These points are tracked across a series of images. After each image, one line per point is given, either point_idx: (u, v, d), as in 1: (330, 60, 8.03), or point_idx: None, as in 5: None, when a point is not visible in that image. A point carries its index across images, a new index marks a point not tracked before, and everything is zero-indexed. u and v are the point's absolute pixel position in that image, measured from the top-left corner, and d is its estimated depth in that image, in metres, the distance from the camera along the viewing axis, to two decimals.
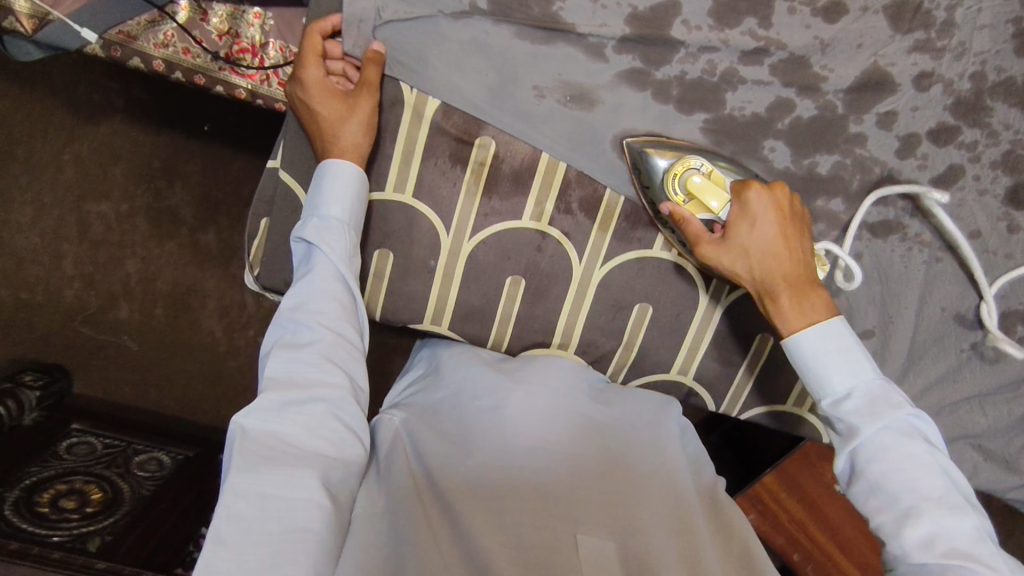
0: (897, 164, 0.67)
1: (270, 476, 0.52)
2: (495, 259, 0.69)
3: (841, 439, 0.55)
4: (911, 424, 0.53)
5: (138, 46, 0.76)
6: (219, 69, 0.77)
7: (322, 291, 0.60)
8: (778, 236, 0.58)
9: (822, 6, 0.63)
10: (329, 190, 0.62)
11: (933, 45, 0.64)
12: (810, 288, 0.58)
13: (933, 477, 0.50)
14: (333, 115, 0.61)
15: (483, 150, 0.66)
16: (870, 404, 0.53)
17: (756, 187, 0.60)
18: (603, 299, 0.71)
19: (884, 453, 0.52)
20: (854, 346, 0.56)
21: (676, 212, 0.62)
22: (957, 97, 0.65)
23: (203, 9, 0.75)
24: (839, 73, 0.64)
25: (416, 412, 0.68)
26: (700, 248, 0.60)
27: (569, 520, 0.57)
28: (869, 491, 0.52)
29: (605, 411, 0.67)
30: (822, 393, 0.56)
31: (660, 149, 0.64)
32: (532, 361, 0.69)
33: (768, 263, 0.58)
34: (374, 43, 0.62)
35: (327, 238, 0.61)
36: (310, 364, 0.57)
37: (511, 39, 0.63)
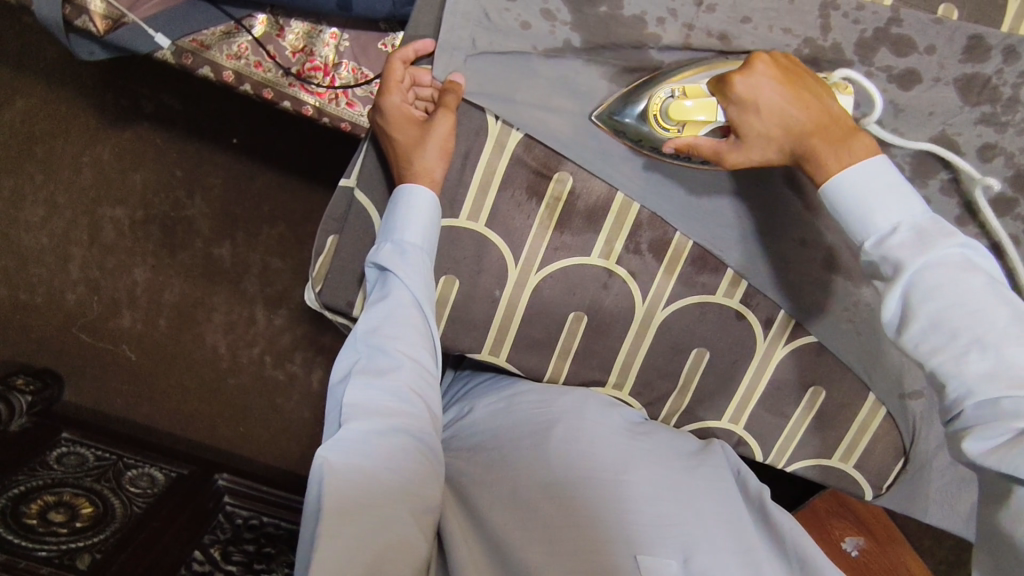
0: (954, 229, 0.71)
1: (360, 516, 0.51)
2: (560, 293, 0.70)
3: (888, 284, 0.50)
4: (965, 257, 0.48)
5: (210, 55, 0.76)
6: (289, 85, 0.77)
7: (399, 318, 0.59)
8: (784, 104, 0.55)
9: (898, 74, 0.65)
10: (403, 216, 0.62)
11: (998, 119, 0.67)
12: (845, 128, 0.55)
13: (994, 307, 0.46)
14: (410, 141, 0.62)
15: (560, 185, 0.67)
16: (919, 237, 0.49)
17: (736, 75, 0.56)
18: (662, 341, 0.71)
19: (937, 287, 0.47)
20: (899, 184, 0.51)
21: (681, 146, 0.59)
22: (1017, 170, 0.68)
23: (280, 25, 0.76)
24: (907, 138, 0.67)
25: (457, 455, 0.68)
26: (726, 161, 0.59)
27: (627, 543, 0.57)
28: (924, 331, 0.47)
29: (647, 443, 0.67)
30: (864, 235, 0.51)
31: (628, 96, 0.62)
32: (564, 397, 0.70)
33: (791, 134, 0.55)
34: (455, 74, 0.63)
35: (403, 263, 0.61)
36: (392, 393, 0.56)
37: (600, 80, 0.64)
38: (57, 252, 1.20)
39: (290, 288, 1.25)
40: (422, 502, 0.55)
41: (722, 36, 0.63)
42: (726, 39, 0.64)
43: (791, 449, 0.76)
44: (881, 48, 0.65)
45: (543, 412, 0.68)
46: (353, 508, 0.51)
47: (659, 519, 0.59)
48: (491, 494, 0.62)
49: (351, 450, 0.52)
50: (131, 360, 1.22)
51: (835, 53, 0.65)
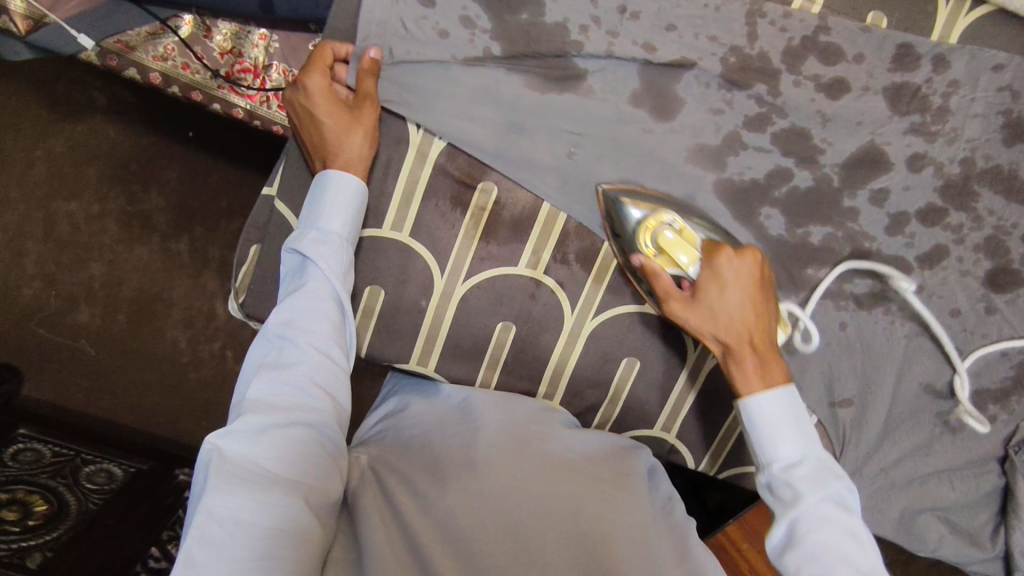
0: (885, 240, 0.69)
1: (247, 502, 0.49)
2: (487, 304, 0.69)
3: (782, 506, 0.57)
4: (847, 499, 0.56)
5: (136, 57, 0.74)
6: (217, 87, 0.76)
7: (313, 309, 0.58)
8: (745, 301, 0.60)
9: (826, 82, 0.64)
10: (327, 203, 0.60)
11: (928, 128, 0.66)
12: (772, 354, 0.60)
13: (866, 554, 0.54)
14: (338, 126, 0.60)
15: (485, 196, 0.66)
16: (820, 474, 0.56)
17: (729, 253, 0.61)
18: (591, 351, 0.71)
19: (824, 526, 0.54)
20: (804, 418, 0.58)
21: (648, 265, 0.62)
22: (946, 181, 0.67)
23: (207, 26, 0.74)
24: (835, 148, 0.66)
25: (384, 451, 0.68)
26: (668, 304, 0.61)
27: (540, 554, 0.56)
28: (804, 559, 0.54)
29: (569, 449, 0.67)
30: (771, 458, 0.58)
31: (636, 200, 0.64)
32: (490, 399, 0.70)
33: (730, 328, 0.60)
34: (370, 50, 0.60)
35: (325, 253, 0.59)
36: (296, 387, 0.55)
37: (523, 89, 0.63)
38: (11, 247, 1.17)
39: None
40: (319, 493, 0.55)
41: (647, 43, 0.62)
42: (652, 46, 0.62)
43: (723, 460, 0.75)
44: (809, 56, 0.64)
45: (472, 413, 0.68)
46: (246, 489, 0.50)
47: (569, 520, 0.59)
48: (409, 493, 0.62)
49: (244, 439, 0.51)
50: (89, 354, 1.19)
51: (762, 61, 0.64)
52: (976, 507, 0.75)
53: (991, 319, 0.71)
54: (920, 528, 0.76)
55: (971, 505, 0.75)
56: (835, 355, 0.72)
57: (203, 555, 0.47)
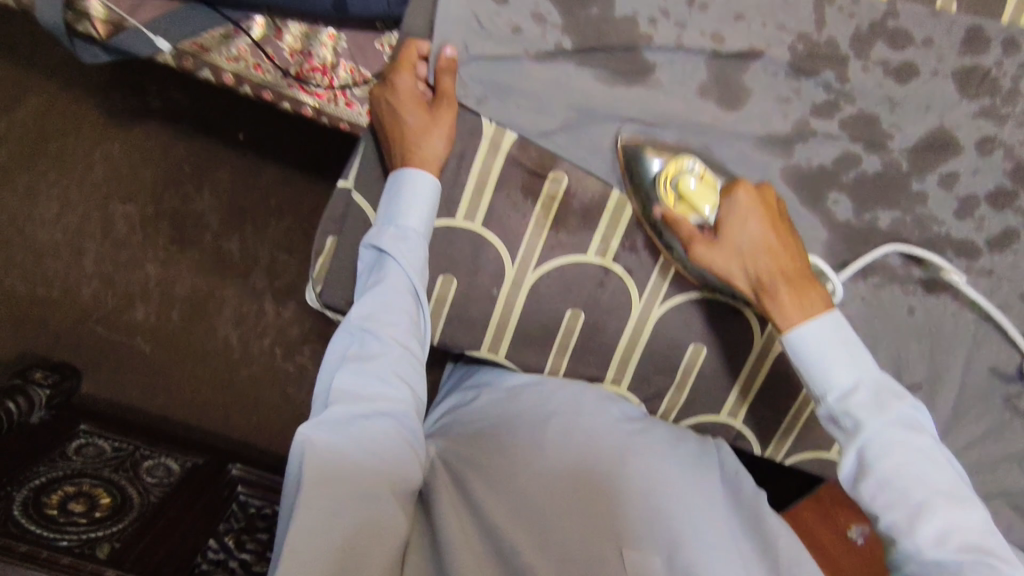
0: (954, 224, 0.69)
1: (340, 493, 0.52)
2: (556, 292, 0.70)
3: (847, 437, 0.58)
4: (913, 418, 0.57)
5: (210, 58, 0.77)
6: (288, 86, 0.78)
7: (393, 302, 0.60)
8: (769, 232, 0.62)
9: (895, 67, 0.65)
10: (405, 199, 0.62)
11: (997, 111, 0.66)
12: (807, 280, 0.62)
13: (940, 472, 0.55)
14: (418, 126, 0.62)
15: (556, 184, 0.67)
16: (879, 399, 0.57)
17: (744, 186, 0.63)
18: (659, 338, 0.71)
19: (890, 450, 0.55)
20: (854, 342, 0.59)
21: (670, 215, 0.64)
22: (1016, 163, 0.67)
23: (279, 26, 0.77)
24: (903, 132, 0.66)
25: (454, 439, 0.69)
26: (694, 247, 0.63)
27: (613, 538, 0.59)
28: (878, 487, 0.55)
29: (642, 434, 0.67)
30: (826, 390, 0.59)
31: (653, 152, 0.65)
32: (560, 391, 0.70)
33: (761, 262, 0.62)
34: (447, 47, 0.62)
35: (403, 247, 0.61)
36: (378, 379, 0.57)
37: (592, 82, 0.64)
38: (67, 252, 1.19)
39: (297, 282, 1.24)
40: (402, 481, 0.57)
41: (715, 34, 0.64)
42: (720, 36, 0.64)
43: (788, 445, 0.76)
44: (877, 41, 0.64)
45: (541, 403, 0.69)
46: (338, 482, 0.52)
47: (642, 508, 0.60)
48: (487, 483, 0.63)
49: (333, 431, 0.54)
50: (145, 352, 1.21)
51: (830, 48, 0.64)
52: None
53: None
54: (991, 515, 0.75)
55: None
56: (904, 341, 0.72)
57: (301, 546, 0.49)
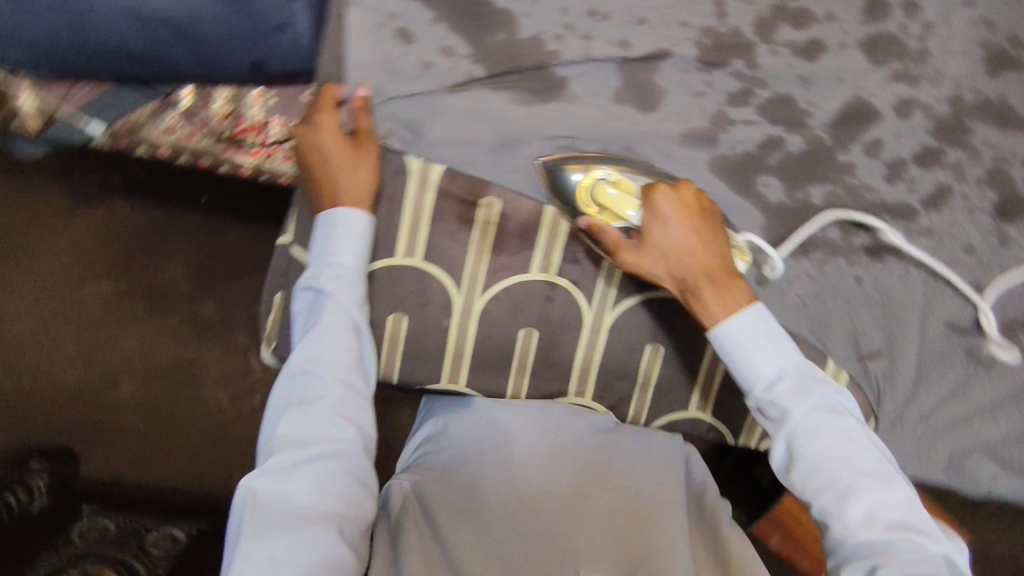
0: (888, 190, 0.69)
1: (284, 539, 0.53)
2: (507, 313, 0.71)
3: (775, 426, 0.58)
4: (836, 402, 0.58)
5: (143, 134, 0.77)
6: (223, 149, 0.80)
7: (333, 343, 0.61)
8: (690, 232, 0.60)
9: (802, 46, 0.66)
10: (339, 240, 0.62)
11: (909, 74, 0.67)
12: (728, 276, 0.60)
13: (864, 454, 0.55)
14: (345, 165, 0.62)
15: (489, 210, 0.67)
16: (801, 385, 0.57)
17: (663, 190, 0.61)
18: (616, 343, 0.72)
19: (817, 436, 0.56)
20: (775, 329, 0.59)
21: (593, 225, 0.63)
22: (937, 121, 0.68)
23: (206, 94, 0.77)
24: (822, 108, 0.67)
25: (426, 474, 0.69)
26: (620, 256, 0.62)
27: (575, 557, 0.60)
28: (808, 472, 0.56)
29: (604, 450, 0.70)
30: (751, 381, 0.59)
31: (572, 164, 0.64)
32: (526, 409, 0.72)
33: (686, 261, 0.60)
34: (358, 89, 0.64)
35: (342, 286, 0.62)
36: (321, 420, 0.58)
37: (507, 103, 0.65)
38: (103, 338, 1.17)
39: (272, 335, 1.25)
40: (353, 519, 0.57)
41: (622, 41, 0.65)
42: (626, 43, 0.65)
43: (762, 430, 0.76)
44: (780, 24, 0.65)
45: (508, 426, 0.70)
46: (281, 528, 0.54)
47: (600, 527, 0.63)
48: (453, 517, 0.64)
49: (276, 479, 0.55)
50: (136, 428, 1.15)
51: (735, 37, 0.65)
52: None
53: (1006, 250, 0.71)
54: (971, 469, 0.76)
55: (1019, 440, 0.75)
56: (857, 311, 0.72)
57: None
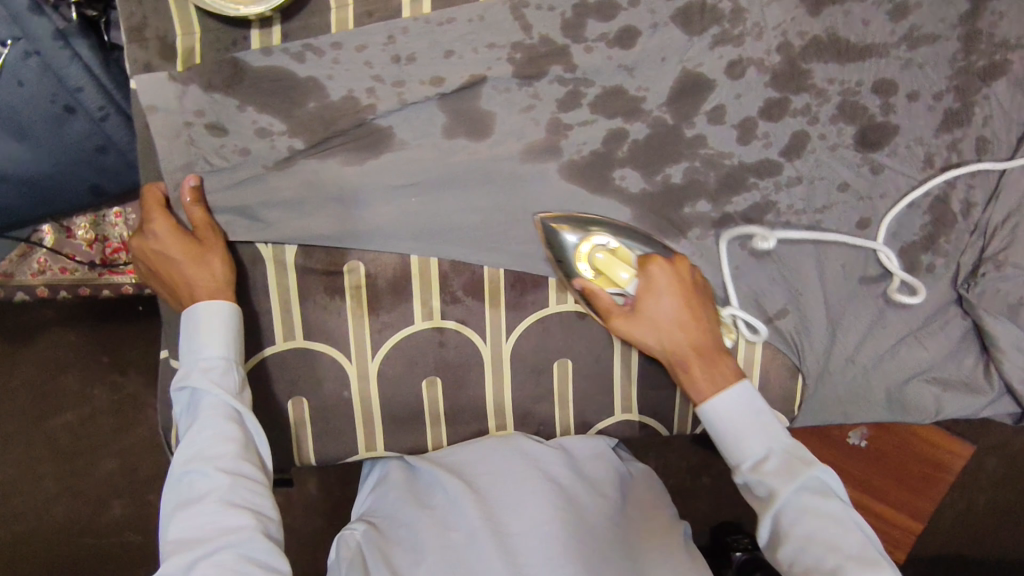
0: (742, 151, 0.68)
1: None
2: (404, 368, 0.70)
3: (762, 503, 0.61)
4: (822, 483, 0.60)
5: (18, 280, 0.80)
6: (99, 275, 0.80)
7: (211, 432, 0.58)
8: (684, 307, 0.64)
9: (615, 36, 0.65)
10: (203, 331, 0.60)
11: (730, 34, 0.66)
12: (717, 355, 0.65)
13: (849, 534, 0.57)
14: (190, 258, 0.61)
15: (354, 274, 0.67)
16: (788, 464, 0.60)
17: (660, 263, 0.65)
18: (520, 369, 0.71)
19: (802, 514, 0.59)
20: (766, 413, 0.63)
21: (587, 287, 0.66)
22: (772, 73, 0.67)
23: (66, 227, 0.77)
24: (653, 90, 0.66)
25: (377, 522, 0.68)
26: (612, 320, 0.66)
27: None
28: (795, 550, 0.58)
29: (548, 476, 0.67)
30: (741, 458, 0.62)
31: (569, 224, 0.66)
32: (469, 451, 0.70)
33: (676, 333, 0.64)
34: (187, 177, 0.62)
35: (214, 377, 0.59)
36: (211, 516, 0.55)
37: (341, 168, 0.64)
38: (87, 468, 0.98)
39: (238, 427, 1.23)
40: None
41: (434, 77, 0.63)
42: (438, 78, 0.63)
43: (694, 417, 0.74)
44: (587, 20, 0.64)
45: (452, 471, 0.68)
46: None
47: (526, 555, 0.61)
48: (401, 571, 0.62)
49: None
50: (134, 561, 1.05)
51: (546, 45, 0.64)
52: (956, 356, 0.74)
53: (881, 177, 0.70)
54: (914, 398, 0.74)
55: (951, 356, 0.74)
56: (750, 275, 0.72)
57: None
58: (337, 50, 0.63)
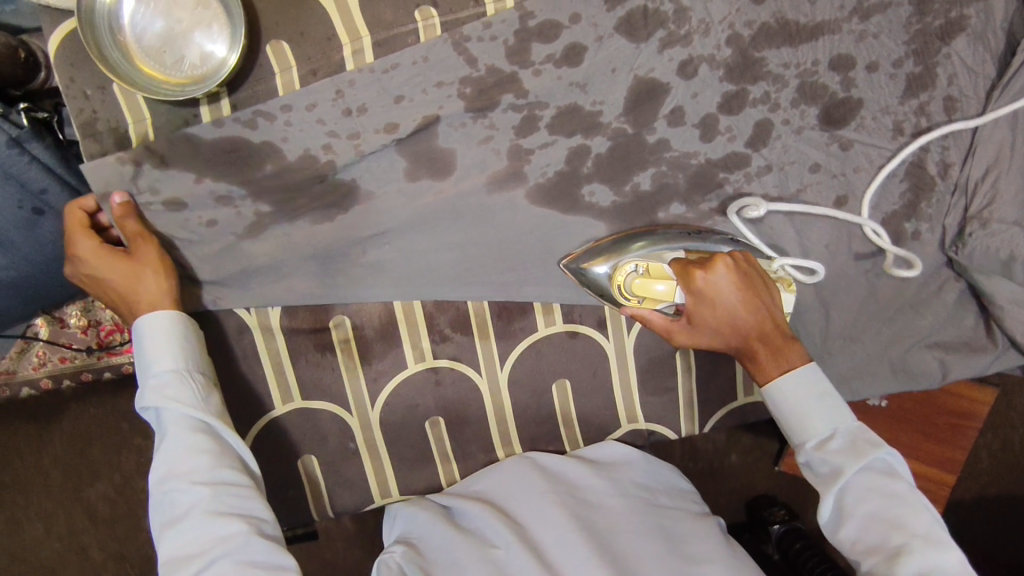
0: (708, 148, 0.68)
1: None
2: (404, 412, 0.71)
3: (823, 481, 0.59)
4: (886, 465, 0.58)
5: (21, 376, 0.80)
6: (98, 359, 0.81)
7: (179, 446, 0.55)
8: (740, 308, 0.60)
9: (561, 56, 0.64)
10: (150, 346, 0.58)
11: (677, 36, 0.65)
12: (783, 343, 0.62)
13: (918, 515, 0.55)
14: (126, 278, 0.59)
15: (341, 329, 0.68)
16: (852, 444, 0.58)
17: (700, 273, 0.61)
18: (519, 395, 0.72)
19: (865, 493, 0.57)
20: (830, 391, 0.60)
21: (636, 314, 0.64)
22: (725, 67, 0.66)
23: (57, 315, 0.78)
24: (609, 103, 0.66)
25: (412, 542, 0.63)
26: (675, 338, 0.64)
27: None
28: (859, 529, 0.57)
29: (588, 489, 0.66)
30: (804, 437, 0.60)
31: (592, 258, 0.67)
32: (515, 471, 0.68)
33: (739, 334, 0.61)
34: (115, 195, 0.60)
35: (167, 391, 0.56)
36: (200, 530, 0.54)
37: (311, 227, 0.65)
38: (136, 530, 0.95)
39: None
40: None
41: (388, 124, 0.63)
42: (392, 125, 0.64)
43: (699, 416, 0.74)
44: (531, 44, 0.64)
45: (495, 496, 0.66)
46: None
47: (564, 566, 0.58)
48: None
49: None
50: None
51: (495, 75, 0.64)
52: (955, 319, 0.73)
53: (851, 153, 0.70)
54: (919, 368, 0.74)
55: (949, 320, 0.73)
56: None
57: None
58: (287, 112, 0.62)
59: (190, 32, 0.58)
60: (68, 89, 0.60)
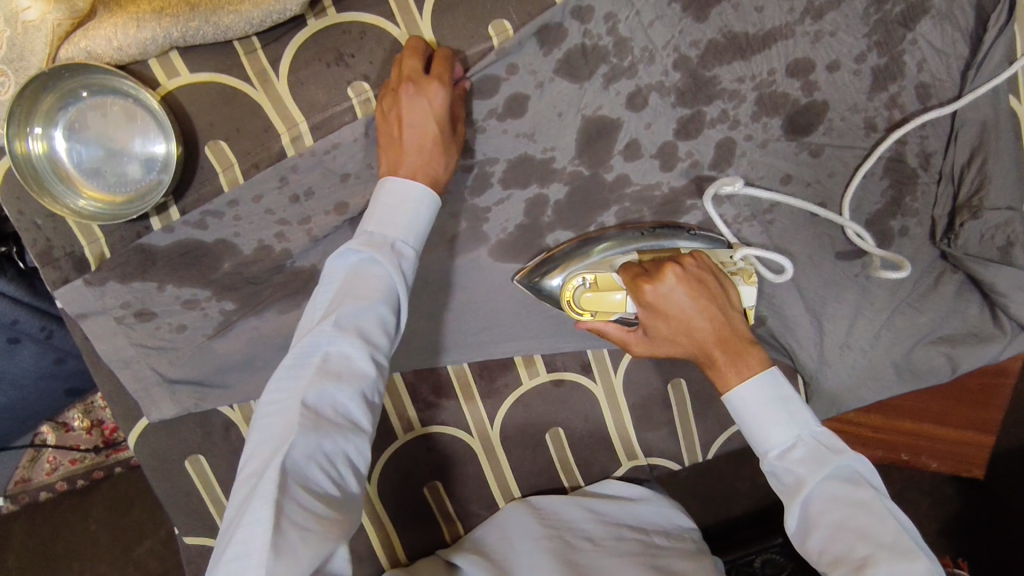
0: (669, 177, 0.66)
1: None
2: (401, 478, 0.72)
3: (785, 492, 0.52)
4: (854, 471, 0.51)
5: (37, 481, 0.93)
6: (106, 455, 0.94)
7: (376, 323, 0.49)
8: (692, 317, 0.56)
9: (504, 108, 0.61)
10: (398, 207, 0.54)
11: (621, 68, 0.61)
12: (743, 344, 0.56)
13: (882, 522, 0.48)
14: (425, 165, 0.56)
15: None
16: (814, 453, 0.52)
17: (649, 287, 0.58)
18: (513, 447, 0.72)
19: (831, 503, 0.50)
20: (791, 396, 0.53)
21: (592, 330, 0.62)
22: (677, 92, 0.63)
23: (62, 422, 0.92)
24: (560, 148, 0.64)
25: None
26: (632, 349, 0.61)
27: None
28: (824, 539, 0.50)
29: (575, 529, 0.65)
30: (764, 446, 0.53)
31: (548, 272, 0.67)
32: (513, 523, 0.68)
33: (694, 342, 0.57)
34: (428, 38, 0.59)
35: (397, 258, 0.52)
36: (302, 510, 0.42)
37: None
38: None
39: None
40: None
41: (338, 205, 0.63)
42: (343, 205, 0.63)
43: (701, 446, 0.73)
44: (470, 102, 0.60)
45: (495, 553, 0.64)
46: None
47: None
48: None
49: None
50: None
51: None
52: (958, 311, 0.69)
53: (822, 158, 0.67)
54: (921, 361, 0.71)
55: (953, 312, 0.69)
56: None
57: None
58: (235, 207, 0.61)
59: (126, 145, 0.58)
60: (19, 222, 0.60)
